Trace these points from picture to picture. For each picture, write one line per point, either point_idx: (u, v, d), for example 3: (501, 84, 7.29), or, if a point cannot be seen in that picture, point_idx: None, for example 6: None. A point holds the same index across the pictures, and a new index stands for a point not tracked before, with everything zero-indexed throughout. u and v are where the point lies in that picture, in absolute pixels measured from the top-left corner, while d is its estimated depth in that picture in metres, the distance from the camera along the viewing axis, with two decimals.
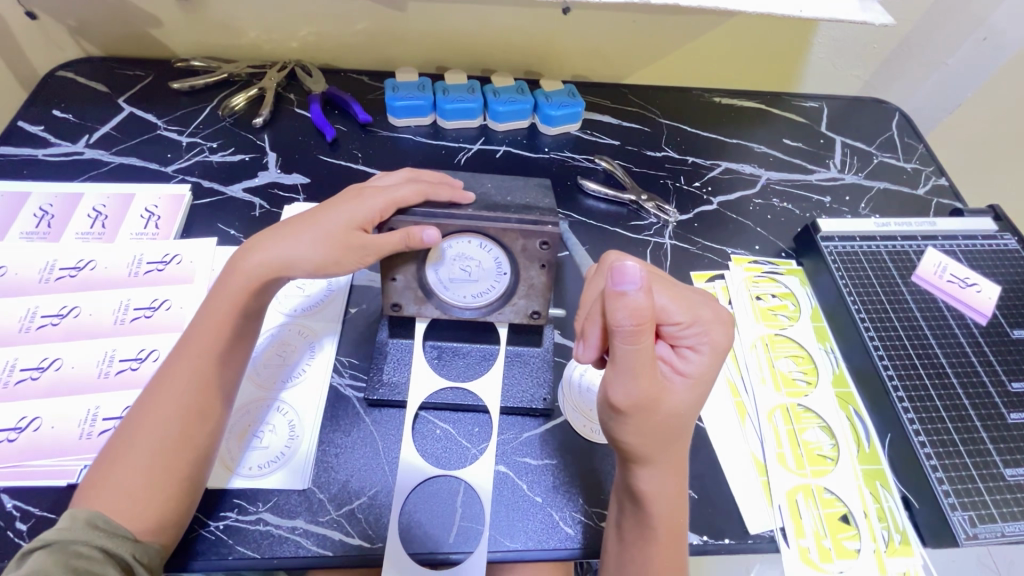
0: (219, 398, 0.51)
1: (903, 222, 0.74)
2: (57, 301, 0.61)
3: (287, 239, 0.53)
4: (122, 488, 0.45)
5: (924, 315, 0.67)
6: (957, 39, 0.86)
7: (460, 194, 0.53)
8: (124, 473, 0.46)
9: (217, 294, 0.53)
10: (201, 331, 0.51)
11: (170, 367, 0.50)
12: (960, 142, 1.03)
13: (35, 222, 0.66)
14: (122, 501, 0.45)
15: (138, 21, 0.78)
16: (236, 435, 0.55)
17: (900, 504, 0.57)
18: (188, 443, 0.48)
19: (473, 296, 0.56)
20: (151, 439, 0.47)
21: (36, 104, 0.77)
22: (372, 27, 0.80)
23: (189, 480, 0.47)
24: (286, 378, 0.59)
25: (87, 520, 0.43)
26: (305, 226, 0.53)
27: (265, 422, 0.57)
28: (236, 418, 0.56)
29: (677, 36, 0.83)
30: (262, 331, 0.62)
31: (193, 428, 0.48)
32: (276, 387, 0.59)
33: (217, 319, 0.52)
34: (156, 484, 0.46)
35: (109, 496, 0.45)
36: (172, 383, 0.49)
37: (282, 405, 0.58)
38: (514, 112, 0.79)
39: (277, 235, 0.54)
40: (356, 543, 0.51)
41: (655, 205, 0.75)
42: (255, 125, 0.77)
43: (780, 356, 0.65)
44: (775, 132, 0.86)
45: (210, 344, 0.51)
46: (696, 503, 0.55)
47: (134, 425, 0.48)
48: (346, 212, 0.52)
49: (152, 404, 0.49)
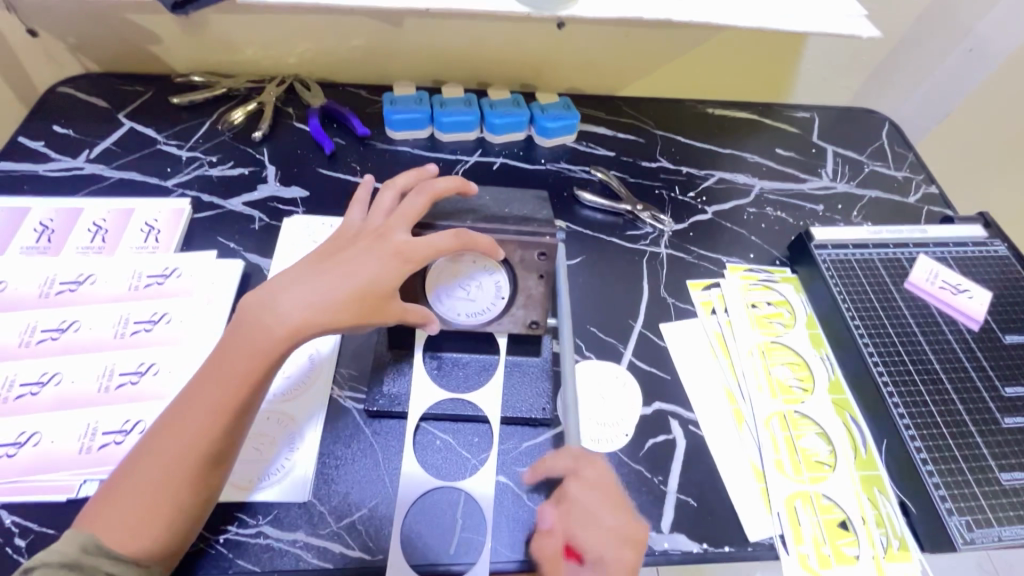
0: (230, 442, 0.49)
1: (894, 230, 0.75)
2: (57, 316, 0.61)
3: (317, 287, 0.51)
4: (125, 517, 0.45)
5: (918, 322, 0.67)
6: (946, 49, 0.88)
7: (495, 251, 0.54)
8: (129, 501, 0.45)
9: (245, 339, 0.50)
10: (216, 376, 0.49)
11: (185, 408, 0.48)
12: (953, 155, 1.04)
13: (35, 237, 0.67)
14: (124, 531, 0.44)
15: (137, 37, 0.79)
16: (244, 452, 0.55)
17: (898, 510, 0.57)
18: (198, 481, 0.47)
19: (471, 312, 0.58)
20: (158, 476, 0.46)
21: (35, 120, 0.78)
22: (369, 43, 0.81)
23: (196, 514, 0.48)
24: (313, 412, 0.58)
25: (82, 546, 0.43)
26: (334, 279, 0.51)
27: (288, 451, 0.56)
28: (255, 444, 0.56)
29: (669, 47, 0.85)
30: (293, 364, 0.61)
31: (204, 471, 0.47)
32: (301, 420, 0.58)
33: (237, 374, 0.49)
34: (160, 516, 0.45)
35: (111, 522, 0.45)
36: (187, 426, 0.47)
37: (306, 437, 0.57)
38: (510, 124, 0.80)
39: (300, 280, 0.52)
40: (356, 556, 0.51)
41: (650, 215, 0.76)
42: (254, 139, 0.78)
43: (776, 363, 0.66)
44: (767, 143, 0.87)
45: (232, 395, 0.49)
46: (696, 511, 0.56)
47: (143, 458, 0.47)
48: (382, 275, 0.52)
49: (163, 442, 0.47)
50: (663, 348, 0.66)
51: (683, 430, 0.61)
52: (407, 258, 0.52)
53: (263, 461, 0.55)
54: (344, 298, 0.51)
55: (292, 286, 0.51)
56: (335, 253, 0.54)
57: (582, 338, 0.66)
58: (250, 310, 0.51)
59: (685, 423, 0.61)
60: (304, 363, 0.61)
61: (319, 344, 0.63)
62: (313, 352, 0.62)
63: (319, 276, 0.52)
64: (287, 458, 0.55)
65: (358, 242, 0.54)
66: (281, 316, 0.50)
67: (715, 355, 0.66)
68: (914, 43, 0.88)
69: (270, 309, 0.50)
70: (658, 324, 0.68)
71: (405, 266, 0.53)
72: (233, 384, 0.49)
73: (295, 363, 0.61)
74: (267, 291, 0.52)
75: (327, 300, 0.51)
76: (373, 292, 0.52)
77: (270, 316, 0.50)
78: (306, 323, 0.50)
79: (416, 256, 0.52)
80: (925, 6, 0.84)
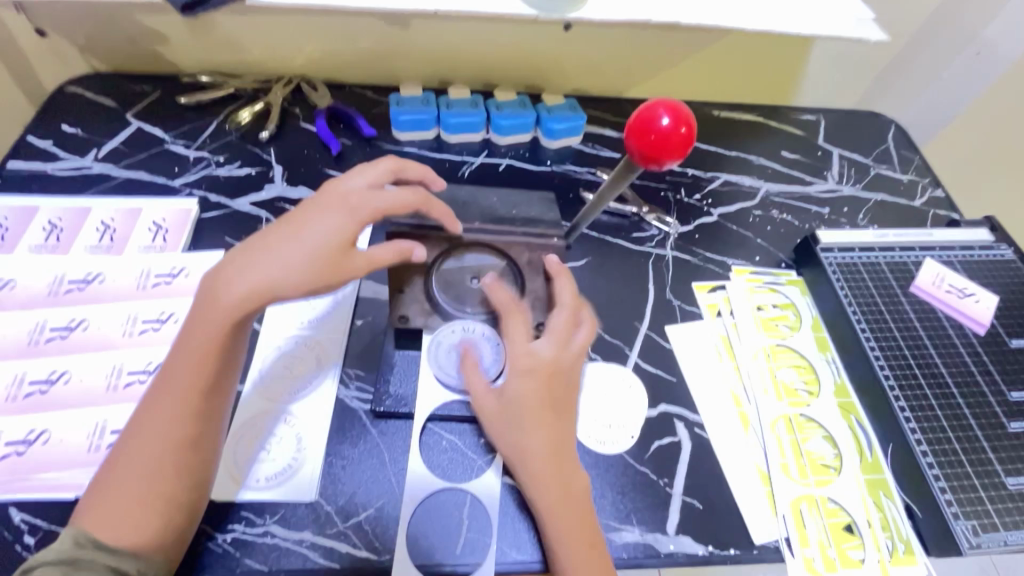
0: (207, 425, 0.49)
1: (900, 233, 0.75)
2: (66, 314, 0.61)
3: (273, 256, 0.50)
4: (118, 511, 0.45)
5: (924, 325, 0.68)
6: (952, 53, 0.88)
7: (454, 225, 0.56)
8: (118, 496, 0.46)
9: (201, 317, 0.50)
10: (181, 359, 0.49)
11: (157, 394, 0.49)
12: (958, 158, 1.04)
13: (44, 236, 0.67)
14: (119, 524, 0.45)
15: (145, 37, 0.80)
16: (233, 439, 0.56)
17: (903, 513, 0.58)
18: (183, 462, 0.47)
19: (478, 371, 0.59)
20: (143, 467, 0.46)
21: (44, 119, 0.78)
22: (376, 44, 0.81)
23: (189, 496, 0.47)
24: (297, 392, 0.59)
25: (75, 540, 0.44)
26: (288, 239, 0.51)
27: (273, 434, 0.57)
28: (244, 429, 0.56)
29: (676, 50, 0.85)
30: (273, 347, 0.62)
31: (184, 455, 0.48)
32: (285, 400, 0.59)
33: (200, 352, 0.49)
34: (153, 505, 0.46)
35: (105, 519, 0.45)
36: (162, 409, 0.48)
37: (290, 417, 0.58)
38: (516, 125, 0.80)
39: (253, 253, 0.51)
40: (362, 555, 0.52)
41: (656, 217, 0.76)
42: (261, 139, 0.78)
43: (781, 366, 0.66)
44: (773, 145, 0.87)
45: (196, 378, 0.49)
46: (701, 513, 0.56)
47: (126, 450, 0.47)
48: (339, 228, 0.52)
49: (141, 433, 0.48)
50: (669, 350, 0.66)
51: (688, 432, 0.61)
52: (361, 208, 0.53)
53: (252, 446, 0.56)
54: (304, 257, 0.50)
55: (244, 258, 0.51)
56: (285, 217, 0.53)
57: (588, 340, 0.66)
58: (207, 288, 0.51)
59: (690, 425, 0.61)
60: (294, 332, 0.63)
61: (299, 320, 0.64)
62: (298, 335, 0.63)
63: (270, 240, 0.51)
64: (276, 442, 0.56)
65: (313, 202, 0.54)
66: (235, 283, 0.49)
67: (720, 357, 0.66)
68: (921, 46, 0.88)
69: (228, 285, 0.49)
70: (664, 326, 0.68)
71: (360, 216, 0.52)
72: (199, 357, 0.49)
73: (280, 338, 0.62)
74: (220, 269, 0.51)
75: (284, 263, 0.50)
76: (330, 247, 0.51)
77: (223, 288, 0.49)
78: (269, 285, 0.50)
79: (370, 207, 0.53)
80: (933, 10, 0.83)
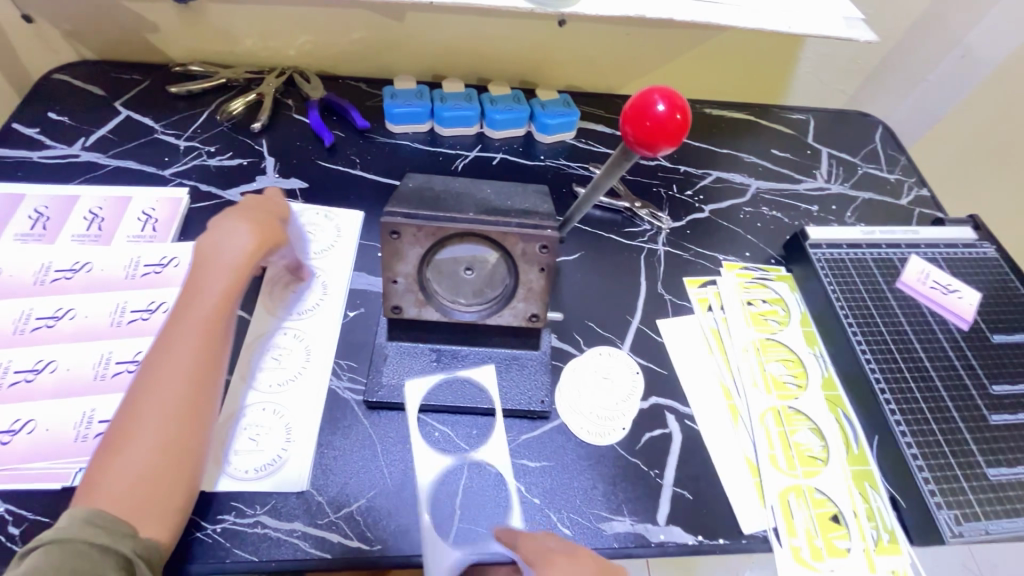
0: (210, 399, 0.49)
1: (886, 230, 0.76)
2: (53, 304, 0.60)
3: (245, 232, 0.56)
4: (124, 481, 0.44)
5: (910, 321, 0.69)
6: (938, 56, 0.90)
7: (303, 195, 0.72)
8: (123, 459, 0.45)
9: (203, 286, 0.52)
10: (180, 326, 0.50)
11: (157, 354, 0.49)
12: (942, 159, 1.06)
13: (30, 224, 0.66)
14: (124, 495, 0.43)
15: (135, 26, 0.79)
16: (224, 431, 0.55)
17: (888, 504, 0.59)
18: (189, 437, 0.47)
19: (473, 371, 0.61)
20: (150, 438, 0.45)
21: (30, 107, 0.77)
22: (369, 36, 0.81)
23: (194, 464, 0.47)
24: (288, 383, 0.59)
25: (82, 518, 0.41)
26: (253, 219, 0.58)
27: (263, 426, 0.56)
28: (234, 421, 0.56)
29: (669, 48, 0.86)
30: (265, 340, 0.61)
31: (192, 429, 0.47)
32: (275, 391, 0.58)
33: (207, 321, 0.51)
34: (159, 475, 0.45)
35: (110, 490, 0.43)
36: (168, 367, 0.48)
37: (282, 409, 0.57)
38: (510, 120, 0.80)
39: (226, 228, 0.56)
40: (354, 546, 0.51)
41: (648, 213, 0.77)
42: (253, 130, 0.78)
43: (771, 359, 0.66)
44: (764, 143, 0.88)
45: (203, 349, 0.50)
46: (691, 503, 0.57)
47: (128, 412, 0.46)
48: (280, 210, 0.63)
49: (147, 403, 0.47)
50: (660, 344, 0.67)
51: (679, 425, 0.61)
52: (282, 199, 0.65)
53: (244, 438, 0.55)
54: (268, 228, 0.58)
55: (231, 224, 0.55)
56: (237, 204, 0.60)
57: (580, 333, 0.66)
58: (199, 255, 0.54)
59: (681, 418, 0.62)
60: (284, 322, 0.63)
61: (290, 314, 0.64)
62: (289, 327, 0.63)
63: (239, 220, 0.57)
64: (268, 434, 0.56)
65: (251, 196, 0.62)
66: (234, 247, 0.54)
67: (710, 351, 0.67)
68: (909, 47, 0.89)
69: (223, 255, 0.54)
70: (656, 320, 0.69)
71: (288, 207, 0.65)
72: (203, 318, 0.51)
73: (271, 331, 0.62)
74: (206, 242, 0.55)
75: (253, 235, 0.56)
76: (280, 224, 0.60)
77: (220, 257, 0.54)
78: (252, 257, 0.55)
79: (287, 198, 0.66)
80: (920, 12, 0.85)
